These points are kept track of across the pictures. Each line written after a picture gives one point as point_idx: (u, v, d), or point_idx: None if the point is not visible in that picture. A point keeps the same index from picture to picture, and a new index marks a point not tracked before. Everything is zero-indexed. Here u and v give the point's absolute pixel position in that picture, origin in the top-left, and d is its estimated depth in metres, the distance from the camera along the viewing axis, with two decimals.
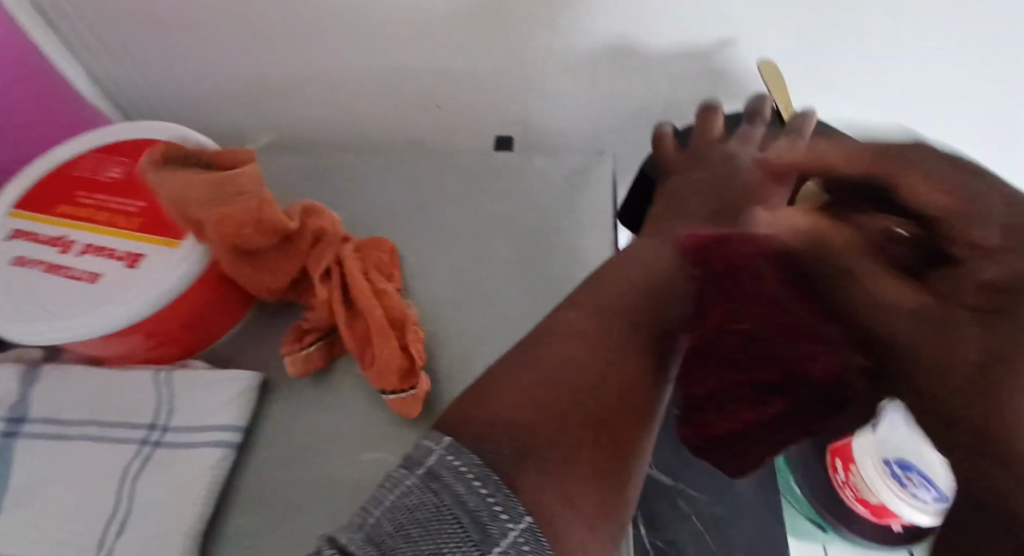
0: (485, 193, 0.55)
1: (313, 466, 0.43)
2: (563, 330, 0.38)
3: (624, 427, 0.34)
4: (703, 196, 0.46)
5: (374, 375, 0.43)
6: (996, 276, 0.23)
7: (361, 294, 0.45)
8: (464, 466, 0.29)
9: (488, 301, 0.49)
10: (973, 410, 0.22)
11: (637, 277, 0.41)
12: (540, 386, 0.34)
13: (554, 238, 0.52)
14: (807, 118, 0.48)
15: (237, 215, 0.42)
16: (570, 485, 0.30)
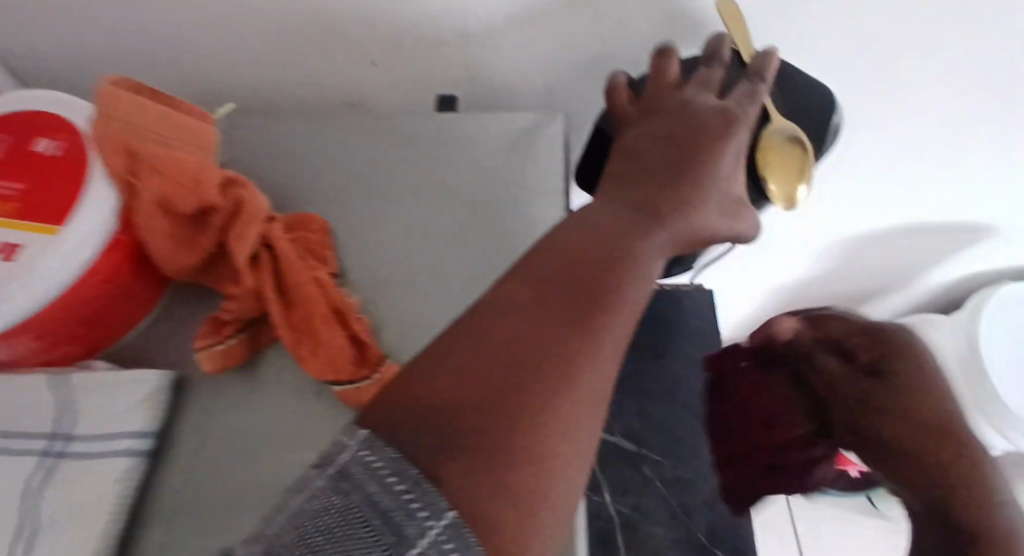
0: (422, 155, 0.51)
1: (239, 467, 0.39)
2: (504, 298, 0.34)
3: (568, 403, 0.31)
4: (657, 142, 0.42)
5: (324, 368, 0.37)
6: (878, 362, 0.50)
7: (298, 277, 0.39)
8: (377, 462, 0.26)
9: (429, 271, 0.45)
10: (900, 431, 0.46)
11: (587, 237, 0.37)
12: (476, 363, 0.31)
13: (500, 200, 0.48)
14: (765, 71, 0.45)
15: (184, 161, 0.40)
16: (501, 470, 0.28)
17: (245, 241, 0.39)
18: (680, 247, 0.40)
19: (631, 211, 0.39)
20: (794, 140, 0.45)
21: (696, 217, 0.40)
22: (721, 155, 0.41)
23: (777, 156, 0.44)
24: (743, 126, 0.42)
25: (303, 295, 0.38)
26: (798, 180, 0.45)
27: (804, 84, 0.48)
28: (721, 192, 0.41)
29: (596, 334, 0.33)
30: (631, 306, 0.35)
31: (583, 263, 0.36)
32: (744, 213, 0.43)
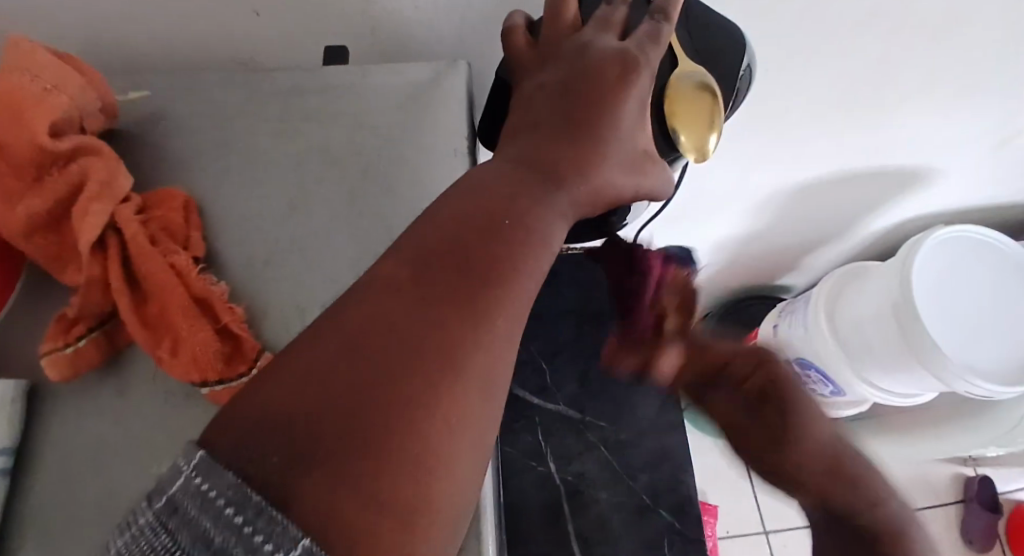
0: (314, 122, 0.49)
1: (110, 473, 0.37)
2: (377, 278, 0.30)
3: (455, 395, 0.28)
4: (557, 94, 0.38)
5: (189, 368, 0.38)
6: (759, 394, 0.47)
7: (152, 267, 0.39)
8: (212, 491, 0.23)
9: (321, 250, 0.44)
10: (817, 495, 0.45)
11: (479, 203, 0.33)
12: (338, 353, 0.27)
13: (402, 164, 0.47)
14: (669, 9, 0.41)
15: (38, 100, 0.40)
16: (371, 477, 0.25)
17: (86, 232, 0.39)
18: (583, 210, 0.37)
19: (528, 172, 0.36)
20: (704, 80, 0.42)
21: (597, 176, 0.37)
22: (621, 106, 0.38)
23: (686, 100, 0.41)
24: (646, 73, 0.39)
25: (160, 290, 0.39)
26: (707, 128, 0.42)
27: (711, 23, 0.45)
28: (626, 146, 0.38)
29: (486, 315, 0.30)
30: (527, 279, 0.32)
31: (473, 233, 0.32)
32: (653, 168, 0.40)
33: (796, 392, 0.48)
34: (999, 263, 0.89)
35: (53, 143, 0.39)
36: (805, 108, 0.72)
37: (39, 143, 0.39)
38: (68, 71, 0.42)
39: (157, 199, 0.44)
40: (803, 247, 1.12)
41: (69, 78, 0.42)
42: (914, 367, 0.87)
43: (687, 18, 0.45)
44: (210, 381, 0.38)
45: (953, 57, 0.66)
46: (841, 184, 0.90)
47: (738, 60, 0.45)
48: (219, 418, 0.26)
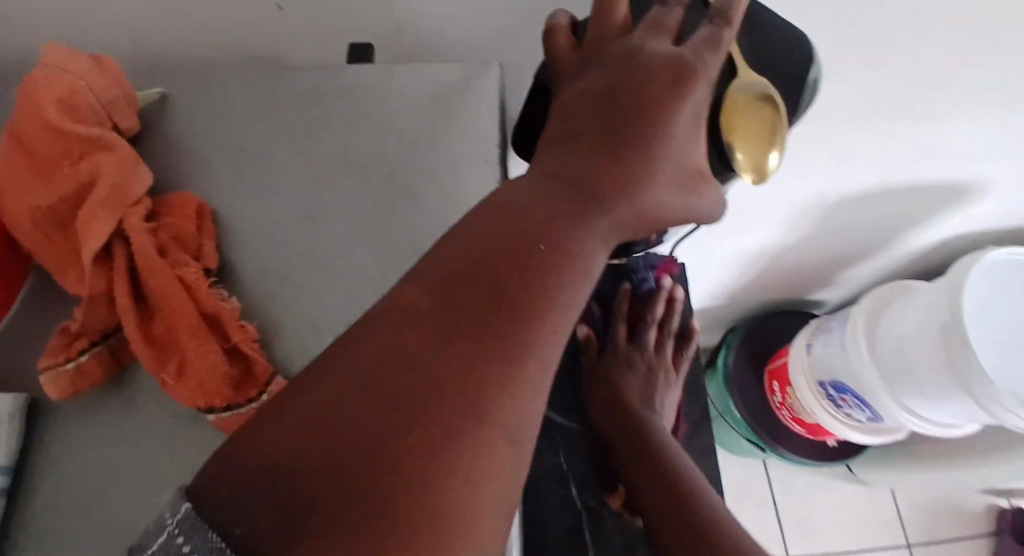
0: (336, 124, 0.46)
1: (109, 498, 0.35)
2: (398, 309, 0.29)
3: (477, 444, 0.26)
4: (598, 107, 0.36)
5: (193, 394, 0.36)
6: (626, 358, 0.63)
7: (158, 281, 0.37)
8: (193, 555, 0.23)
9: (338, 263, 0.41)
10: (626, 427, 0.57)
11: (509, 227, 0.31)
12: (354, 391, 0.26)
13: (426, 171, 0.44)
14: (731, 13, 0.38)
15: (52, 91, 0.39)
16: (384, 536, 0.23)
17: (91, 242, 0.37)
18: (624, 234, 0.35)
19: (562, 194, 0.33)
20: (766, 91, 0.39)
21: (639, 202, 0.34)
22: (670, 128, 0.35)
23: (746, 111, 0.39)
24: (702, 82, 0.36)
25: (167, 307, 0.37)
26: (766, 145, 0.39)
27: (767, 27, 0.42)
28: (676, 164, 0.36)
29: (513, 355, 0.28)
30: (558, 316, 0.30)
31: (501, 263, 0.30)
32: (703, 189, 0.38)
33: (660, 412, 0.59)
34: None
35: (74, 127, 0.39)
36: (846, 117, 0.68)
37: (59, 126, 0.38)
38: (88, 61, 0.41)
39: (172, 203, 0.41)
40: (840, 262, 1.07)
41: (90, 68, 0.41)
42: (959, 393, 0.81)
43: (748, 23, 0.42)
44: (213, 408, 0.36)
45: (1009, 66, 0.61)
46: (882, 198, 0.85)
47: (802, 69, 0.42)
48: (217, 461, 0.25)
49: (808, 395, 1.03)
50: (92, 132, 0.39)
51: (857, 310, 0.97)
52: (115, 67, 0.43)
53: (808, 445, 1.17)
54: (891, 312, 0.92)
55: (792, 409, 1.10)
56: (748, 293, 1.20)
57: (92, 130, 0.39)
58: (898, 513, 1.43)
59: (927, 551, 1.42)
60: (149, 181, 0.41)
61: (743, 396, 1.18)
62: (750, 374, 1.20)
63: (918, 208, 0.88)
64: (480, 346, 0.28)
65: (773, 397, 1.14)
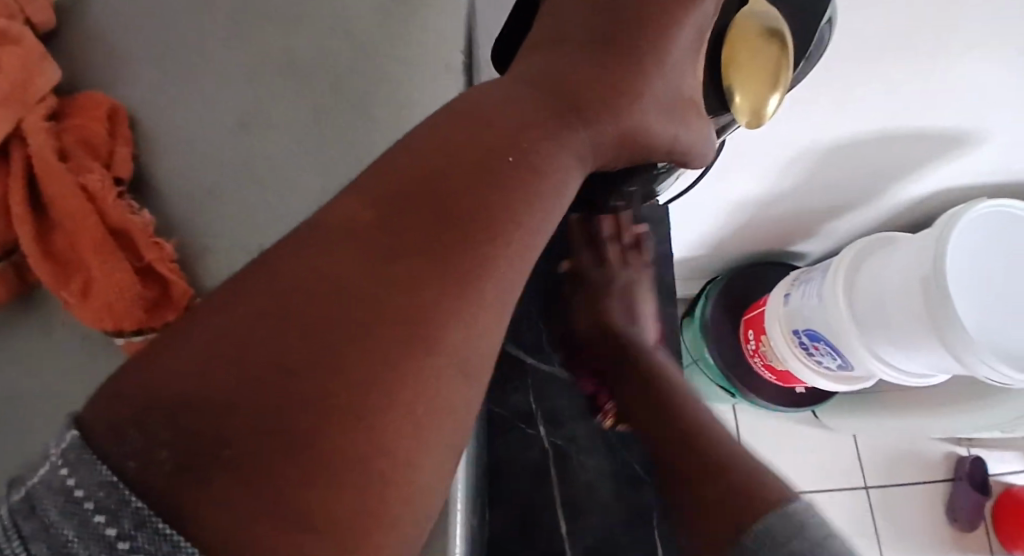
0: (296, 34, 0.43)
1: None
2: (342, 218, 0.25)
3: (435, 367, 0.23)
4: (595, 20, 0.34)
5: (102, 314, 0.36)
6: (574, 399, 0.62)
7: (61, 188, 0.35)
8: (80, 490, 0.19)
9: None
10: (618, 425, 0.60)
11: (489, 128, 0.28)
12: (286, 307, 0.22)
13: (391, 87, 0.42)
14: None
15: None
16: (309, 471, 0.21)
17: None
18: (602, 156, 0.32)
19: (546, 105, 0.31)
20: (775, 25, 0.39)
21: (626, 125, 0.33)
22: (650, 54, 0.35)
23: (744, 47, 0.40)
24: (698, 9, 0.36)
25: (72, 217, 0.36)
26: (763, 85, 0.40)
27: None
28: (665, 90, 0.35)
29: (485, 271, 0.25)
30: (530, 236, 0.27)
31: (478, 165, 0.27)
32: (694, 120, 0.38)
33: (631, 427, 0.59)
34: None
35: None
36: (850, 53, 0.66)
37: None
38: None
39: (79, 103, 0.39)
40: (826, 212, 1.05)
41: None
42: (933, 346, 0.80)
43: None
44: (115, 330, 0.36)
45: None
46: (875, 147, 0.84)
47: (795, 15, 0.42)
48: (115, 384, 0.22)
49: (783, 345, 1.04)
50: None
51: (839, 260, 0.95)
52: None
53: (776, 391, 1.18)
54: (872, 264, 0.90)
55: (765, 356, 1.10)
56: (730, 243, 1.18)
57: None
58: (859, 460, 1.48)
59: (883, 494, 1.48)
60: (56, 80, 0.39)
61: (717, 344, 1.19)
62: (726, 323, 1.20)
63: (913, 157, 0.87)
64: (436, 265, 0.25)
65: (747, 346, 1.15)
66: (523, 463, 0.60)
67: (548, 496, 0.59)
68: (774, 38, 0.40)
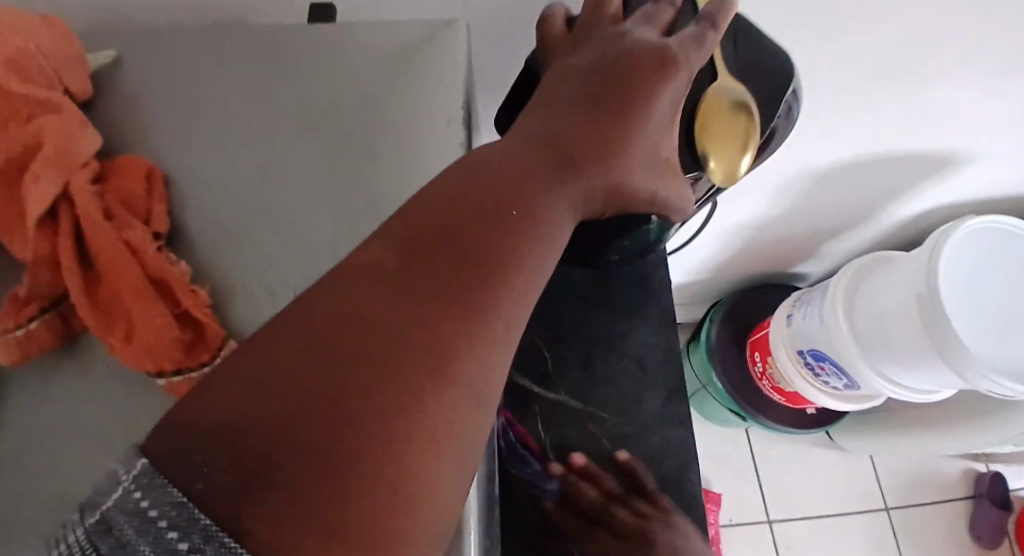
0: (295, 85, 0.46)
1: (69, 465, 0.35)
2: (366, 264, 0.28)
3: (443, 394, 0.26)
4: (585, 78, 0.38)
5: (142, 358, 0.35)
6: (582, 484, 0.61)
7: (102, 244, 0.36)
8: (153, 510, 0.22)
9: (292, 228, 0.41)
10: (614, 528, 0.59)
11: (490, 180, 0.32)
12: (320, 344, 0.25)
13: (384, 126, 0.44)
14: (717, 17, 0.42)
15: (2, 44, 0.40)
16: (344, 491, 0.23)
17: (35, 203, 0.36)
18: (594, 198, 0.35)
19: (542, 158, 0.34)
20: (742, 99, 0.44)
21: (616, 173, 0.36)
22: (646, 109, 0.37)
23: (719, 115, 0.43)
24: (681, 73, 0.39)
25: (113, 270, 0.36)
26: (736, 148, 0.44)
27: (745, 36, 0.48)
28: (653, 146, 0.38)
29: (488, 306, 0.28)
30: (532, 276, 0.30)
31: (481, 213, 0.30)
32: (671, 177, 0.41)
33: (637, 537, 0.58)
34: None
35: (24, 90, 0.39)
36: (829, 87, 0.70)
37: (6, 88, 0.39)
38: (47, 27, 0.43)
39: (120, 166, 0.41)
40: (823, 234, 1.08)
41: (56, 35, 0.43)
42: (934, 362, 0.82)
43: (735, 36, 0.48)
44: (157, 377, 0.36)
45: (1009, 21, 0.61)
46: (865, 170, 0.87)
47: (749, 66, 0.47)
48: (173, 415, 0.25)
49: (788, 365, 1.06)
50: (43, 96, 0.40)
51: (836, 279, 0.98)
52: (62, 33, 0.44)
53: (786, 412, 1.20)
54: (869, 285, 0.92)
55: (773, 378, 1.12)
56: (731, 267, 1.21)
57: (41, 92, 0.40)
58: (876, 480, 1.48)
59: (904, 515, 1.46)
60: (97, 145, 0.41)
61: (725, 367, 1.20)
62: (732, 346, 1.22)
63: (902, 179, 0.90)
64: (449, 305, 0.27)
65: (754, 368, 1.16)
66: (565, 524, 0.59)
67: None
68: (741, 109, 0.44)
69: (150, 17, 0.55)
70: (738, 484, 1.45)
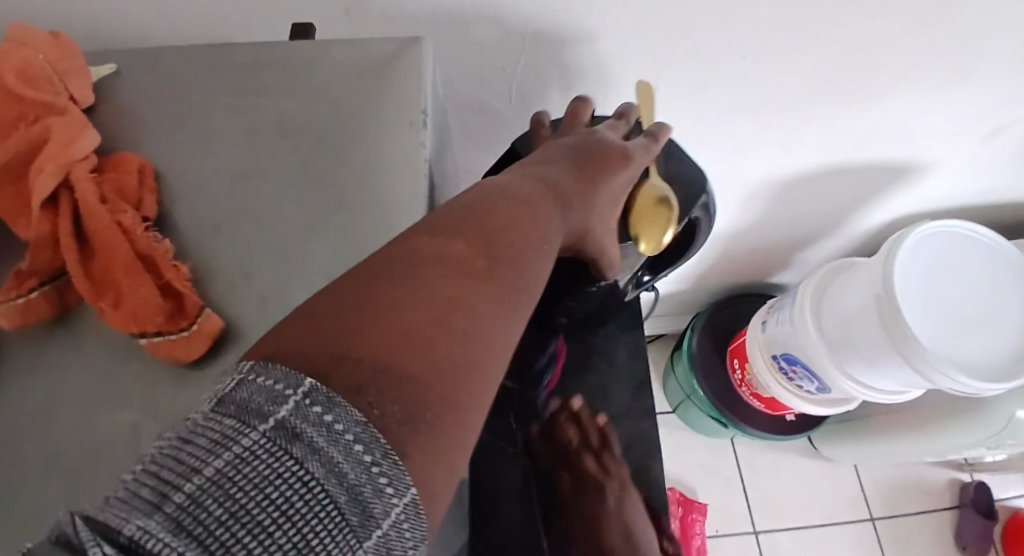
0: (271, 91, 0.50)
1: (61, 426, 0.39)
2: (414, 253, 0.32)
3: (478, 360, 0.29)
4: (569, 152, 0.47)
5: (129, 321, 0.40)
6: (570, 412, 0.75)
7: (98, 223, 0.40)
8: (341, 425, 0.23)
9: (268, 220, 0.45)
10: (570, 460, 0.73)
11: (506, 202, 0.37)
12: (391, 304, 0.29)
13: (352, 129, 0.48)
14: (658, 134, 0.55)
15: (13, 55, 0.45)
16: (437, 421, 0.26)
17: (40, 190, 0.41)
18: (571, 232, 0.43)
19: (547, 192, 0.41)
20: (665, 192, 0.55)
21: (588, 216, 0.44)
22: (613, 177, 0.48)
23: (645, 202, 0.55)
24: (638, 161, 0.51)
25: (106, 246, 0.40)
26: (657, 227, 0.55)
27: (675, 154, 0.62)
28: (610, 200, 0.47)
29: (507, 307, 0.32)
30: (541, 279, 0.36)
31: (498, 227, 0.35)
32: (608, 238, 0.51)
33: (583, 473, 0.72)
34: (1004, 266, 0.87)
35: (32, 95, 0.44)
36: (783, 98, 0.74)
37: (17, 93, 0.43)
38: (55, 42, 0.48)
39: (118, 161, 0.46)
40: (793, 243, 1.12)
41: (63, 48, 0.48)
42: (896, 361, 0.86)
43: (667, 153, 0.62)
44: (142, 338, 0.40)
45: (942, 37, 0.66)
46: (826, 179, 0.92)
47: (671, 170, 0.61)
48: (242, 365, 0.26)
49: (765, 370, 1.09)
50: (49, 100, 0.44)
51: (803, 285, 1.01)
52: (68, 46, 0.49)
53: (768, 418, 1.22)
54: (835, 290, 0.96)
55: (751, 385, 1.15)
56: (710, 277, 1.25)
57: (46, 97, 0.44)
58: (861, 489, 1.50)
59: (889, 524, 1.48)
60: (96, 142, 0.45)
61: (706, 375, 1.24)
62: (712, 353, 1.26)
63: (863, 188, 0.95)
64: (490, 283, 0.32)
65: (734, 376, 1.20)
66: (535, 443, 0.74)
67: (541, 478, 0.74)
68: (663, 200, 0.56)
69: (149, 35, 0.60)
70: (724, 493, 1.47)
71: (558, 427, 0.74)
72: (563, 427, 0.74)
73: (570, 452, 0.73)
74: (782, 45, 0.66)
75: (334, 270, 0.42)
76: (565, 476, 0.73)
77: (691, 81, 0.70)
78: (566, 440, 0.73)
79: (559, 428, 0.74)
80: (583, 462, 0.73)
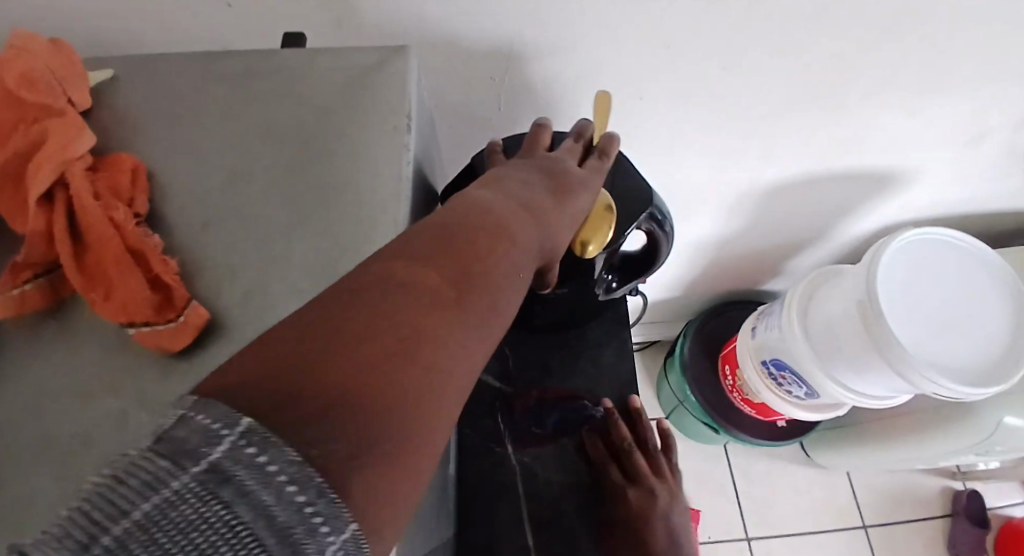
0: (261, 97, 0.52)
1: (53, 413, 0.40)
2: (376, 279, 0.32)
3: (437, 377, 0.30)
4: (533, 173, 0.48)
5: (119, 311, 0.41)
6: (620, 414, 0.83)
7: (91, 218, 0.42)
8: (274, 465, 0.22)
9: (254, 220, 0.47)
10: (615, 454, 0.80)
11: (473, 221, 0.38)
12: (352, 324, 0.29)
13: (335, 133, 0.50)
14: (610, 148, 0.57)
15: (15, 58, 0.46)
16: (389, 448, 0.27)
17: (37, 186, 0.42)
18: (545, 250, 0.44)
19: (516, 209, 0.42)
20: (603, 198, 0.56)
21: (555, 235, 0.45)
22: (574, 198, 0.49)
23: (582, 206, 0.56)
24: (592, 181, 0.52)
25: (98, 241, 0.42)
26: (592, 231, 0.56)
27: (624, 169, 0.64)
28: (570, 217, 0.48)
29: (466, 330, 0.33)
30: (507, 297, 0.37)
31: (464, 248, 0.36)
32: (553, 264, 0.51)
33: (628, 464, 0.80)
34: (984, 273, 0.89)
35: (34, 97, 0.46)
36: (766, 108, 0.76)
37: (18, 96, 0.45)
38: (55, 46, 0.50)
39: (112, 161, 0.47)
40: (782, 250, 1.14)
41: (63, 53, 0.50)
42: (881, 365, 0.87)
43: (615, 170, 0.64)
44: (132, 328, 0.41)
45: (916, 48, 0.68)
46: (812, 187, 0.93)
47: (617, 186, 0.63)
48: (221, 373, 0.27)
49: (755, 377, 1.10)
50: (49, 102, 0.46)
51: (789, 292, 1.03)
52: (67, 52, 0.51)
53: (758, 425, 1.23)
54: (821, 296, 0.97)
55: (742, 391, 1.16)
56: (700, 284, 1.26)
57: (46, 99, 0.46)
58: (854, 496, 1.50)
59: (882, 532, 1.48)
60: (92, 143, 0.47)
61: (696, 381, 1.25)
62: (704, 359, 1.27)
63: (848, 196, 0.96)
64: (453, 299, 0.33)
65: (725, 382, 1.21)
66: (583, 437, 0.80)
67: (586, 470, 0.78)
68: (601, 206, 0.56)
69: (147, 42, 0.62)
70: (716, 499, 1.47)
71: (608, 425, 0.81)
72: (615, 424, 0.81)
73: (615, 447, 0.80)
74: (762, 56, 0.67)
75: (317, 268, 0.44)
76: (614, 468, 0.79)
77: (674, 90, 0.71)
78: (618, 436, 0.80)
79: (610, 424, 0.81)
80: (630, 453, 0.80)
